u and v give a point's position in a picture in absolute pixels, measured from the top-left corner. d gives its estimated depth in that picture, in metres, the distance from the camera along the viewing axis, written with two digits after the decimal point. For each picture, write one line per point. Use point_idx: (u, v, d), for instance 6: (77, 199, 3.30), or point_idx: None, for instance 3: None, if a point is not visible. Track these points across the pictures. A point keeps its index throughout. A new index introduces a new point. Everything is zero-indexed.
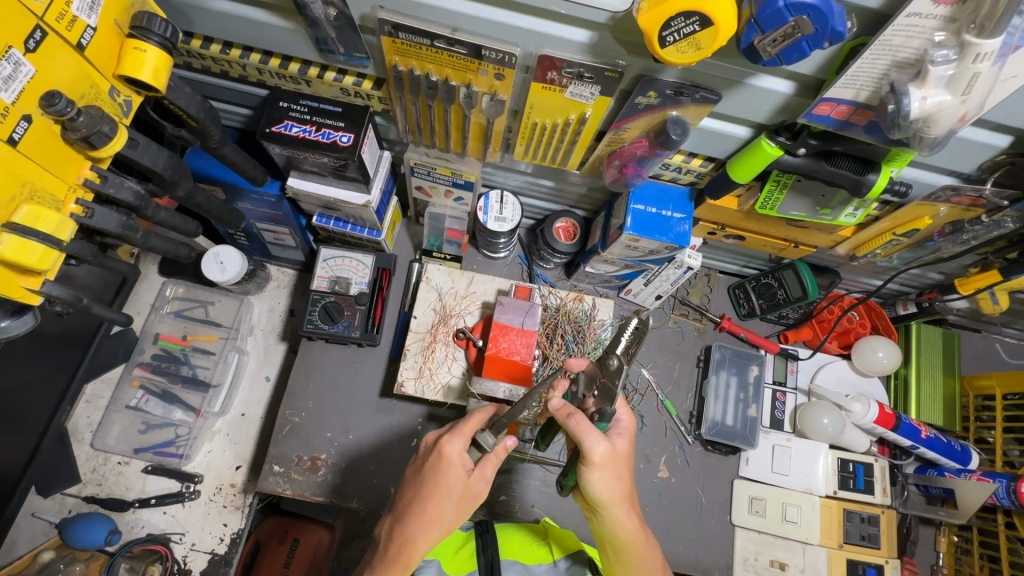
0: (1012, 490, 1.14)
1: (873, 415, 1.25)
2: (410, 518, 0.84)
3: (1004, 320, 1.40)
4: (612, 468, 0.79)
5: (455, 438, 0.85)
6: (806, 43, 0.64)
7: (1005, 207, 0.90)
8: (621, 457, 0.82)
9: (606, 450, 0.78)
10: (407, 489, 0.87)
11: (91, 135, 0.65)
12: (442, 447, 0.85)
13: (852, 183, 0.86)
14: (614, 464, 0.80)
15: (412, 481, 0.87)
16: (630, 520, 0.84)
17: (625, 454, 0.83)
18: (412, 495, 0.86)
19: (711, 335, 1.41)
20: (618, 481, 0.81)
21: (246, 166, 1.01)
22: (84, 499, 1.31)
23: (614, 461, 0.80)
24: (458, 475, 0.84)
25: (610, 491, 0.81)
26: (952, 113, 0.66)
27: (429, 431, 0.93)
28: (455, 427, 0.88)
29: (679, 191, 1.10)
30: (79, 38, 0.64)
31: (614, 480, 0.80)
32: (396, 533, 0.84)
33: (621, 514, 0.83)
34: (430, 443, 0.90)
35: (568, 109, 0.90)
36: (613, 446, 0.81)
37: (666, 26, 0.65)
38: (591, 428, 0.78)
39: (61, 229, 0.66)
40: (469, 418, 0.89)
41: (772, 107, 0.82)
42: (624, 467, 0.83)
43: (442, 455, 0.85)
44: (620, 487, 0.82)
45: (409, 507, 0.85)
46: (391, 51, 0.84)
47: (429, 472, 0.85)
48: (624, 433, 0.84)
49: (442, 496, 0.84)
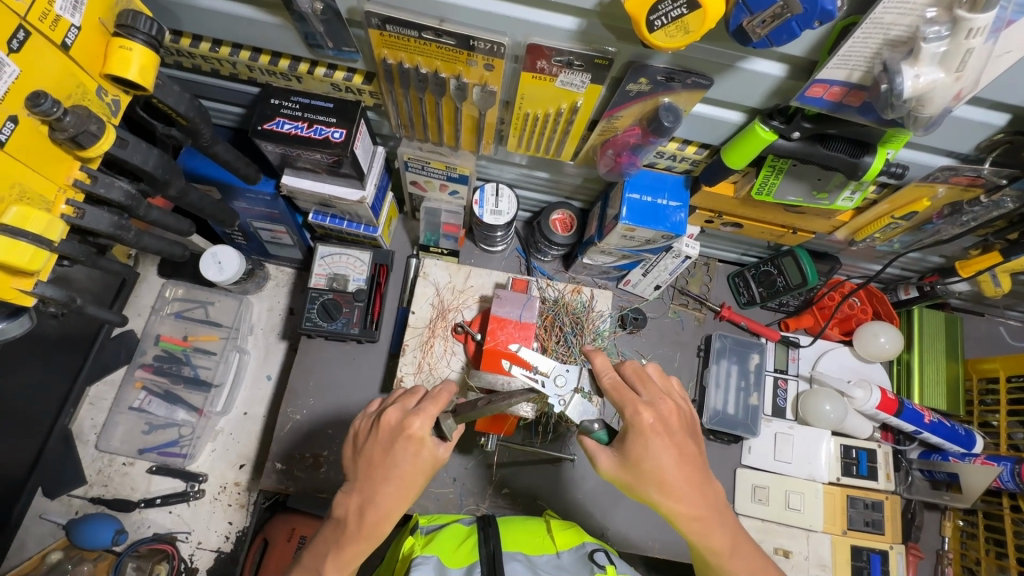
0: (1016, 473, 1.14)
1: (875, 401, 1.24)
2: (382, 497, 0.85)
3: (1008, 303, 1.39)
4: (629, 477, 0.84)
5: (423, 417, 0.86)
6: (795, 23, 0.63)
7: (1003, 186, 0.88)
8: (636, 462, 0.83)
9: (611, 463, 0.85)
10: (374, 470, 0.86)
11: (79, 135, 0.65)
12: (411, 427, 0.85)
13: (848, 166, 0.85)
14: (630, 474, 0.83)
15: (377, 461, 0.86)
16: (678, 510, 0.83)
17: (639, 456, 0.82)
18: (381, 475, 0.85)
19: (710, 324, 1.40)
20: (646, 484, 0.83)
21: (239, 164, 1.01)
22: (91, 500, 1.32)
23: (629, 470, 0.83)
24: (429, 451, 0.85)
25: (644, 493, 0.83)
26: (946, 91, 0.65)
27: (385, 406, 0.90)
28: (420, 406, 0.87)
29: (675, 179, 1.09)
30: (63, 37, 0.64)
31: (640, 488, 0.83)
32: (367, 513, 0.84)
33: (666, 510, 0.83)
34: (392, 422, 0.88)
35: (559, 98, 0.89)
36: (620, 454, 0.84)
37: (654, 10, 0.64)
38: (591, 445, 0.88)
39: (50, 229, 0.66)
40: (433, 396, 0.89)
41: (764, 90, 0.81)
42: (646, 466, 0.82)
43: (410, 435, 0.85)
44: (650, 487, 0.83)
45: (378, 486, 0.85)
46: (380, 44, 0.84)
47: (398, 452, 0.85)
48: (634, 432, 0.83)
49: (413, 473, 0.85)
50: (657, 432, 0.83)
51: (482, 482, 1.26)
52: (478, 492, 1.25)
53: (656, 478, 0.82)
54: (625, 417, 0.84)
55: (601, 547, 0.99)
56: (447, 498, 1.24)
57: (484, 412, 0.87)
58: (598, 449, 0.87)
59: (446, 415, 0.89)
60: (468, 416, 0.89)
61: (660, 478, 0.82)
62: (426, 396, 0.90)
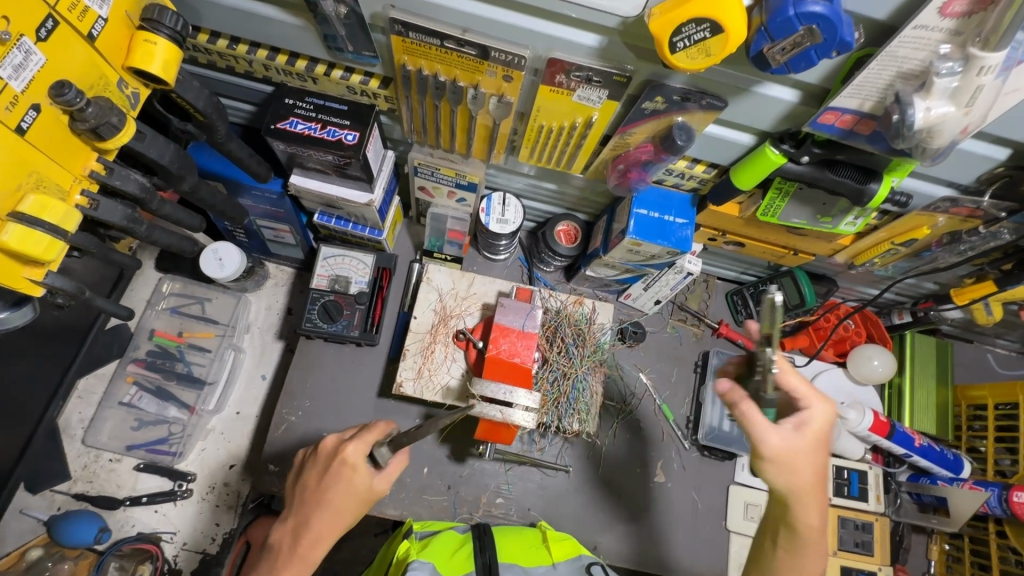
0: (1004, 499, 1.16)
1: (868, 422, 1.26)
2: (314, 519, 0.84)
3: (997, 331, 1.42)
4: (791, 460, 0.77)
5: (357, 444, 0.86)
6: (814, 52, 0.65)
7: (1002, 218, 0.91)
8: (798, 454, 0.78)
9: (780, 442, 0.77)
10: (306, 495, 0.86)
11: (99, 126, 0.65)
12: (345, 452, 0.85)
13: (854, 192, 0.87)
14: (794, 458, 0.78)
15: (311, 485, 0.86)
16: (805, 517, 0.79)
17: (809, 450, 0.78)
18: (312, 500, 0.85)
19: (708, 341, 1.42)
20: (804, 473, 0.78)
21: (250, 162, 1.01)
22: (74, 496, 1.29)
23: (793, 452, 0.78)
24: (361, 479, 0.85)
25: (789, 481, 0.78)
26: (955, 124, 0.67)
27: (326, 434, 0.91)
28: (356, 434, 0.88)
29: (681, 197, 1.10)
30: (90, 28, 0.64)
31: (799, 473, 0.77)
32: (301, 538, 0.84)
33: (797, 506, 0.79)
34: (328, 448, 0.89)
35: (574, 112, 0.90)
36: (791, 438, 0.78)
37: (677, 32, 0.65)
38: (762, 421, 0.77)
39: (67, 220, 0.66)
40: (371, 426, 0.89)
41: (777, 114, 0.82)
42: (805, 465, 0.78)
43: (343, 460, 0.85)
44: (803, 479, 0.78)
45: (311, 512, 0.85)
46: (400, 50, 0.84)
47: (329, 477, 0.85)
48: (810, 426, 0.79)
49: (345, 501, 0.84)
50: (824, 436, 0.80)
51: (476, 491, 1.25)
52: (472, 500, 1.24)
53: (808, 477, 0.78)
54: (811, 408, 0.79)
55: (598, 560, 0.99)
56: (440, 506, 1.23)
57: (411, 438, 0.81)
58: (770, 427, 0.77)
59: (382, 445, 0.86)
60: (399, 440, 0.84)
61: (812, 473, 0.78)
62: (363, 426, 0.90)
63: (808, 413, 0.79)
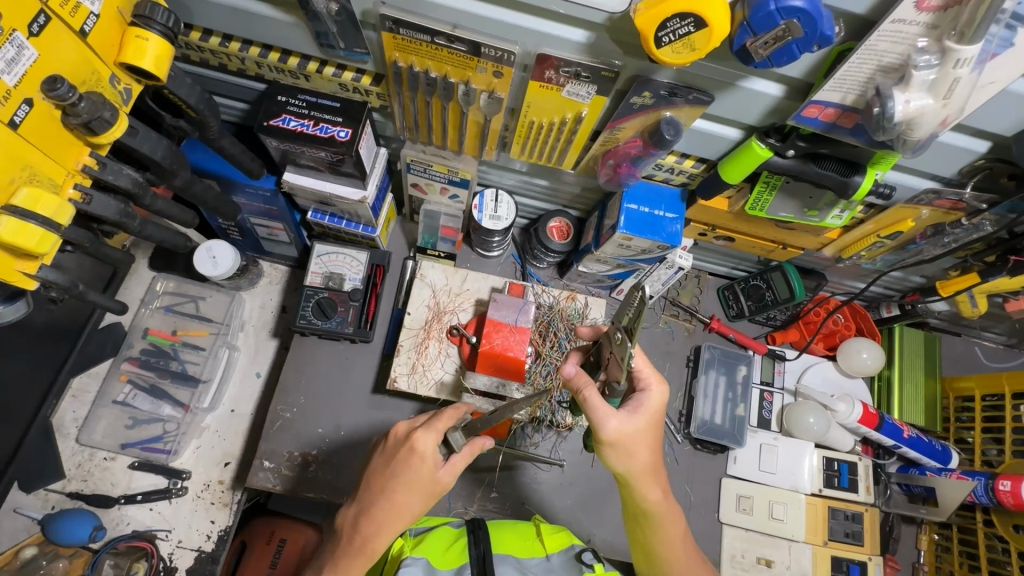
0: (990, 488, 1.18)
1: (857, 415, 1.28)
2: (377, 512, 0.85)
3: (983, 323, 1.44)
4: (626, 441, 0.80)
5: (429, 433, 0.86)
6: (796, 46, 0.66)
7: (983, 210, 0.93)
8: (637, 434, 0.80)
9: (620, 425, 0.79)
10: (374, 482, 0.88)
11: (92, 121, 0.66)
12: (416, 441, 0.85)
13: (839, 185, 0.89)
14: (630, 440, 0.80)
15: (377, 471, 0.88)
16: (650, 490, 0.85)
17: (642, 433, 0.81)
18: (378, 487, 0.86)
19: (700, 336, 1.43)
20: (632, 453, 0.81)
21: (243, 159, 1.01)
22: (68, 495, 1.29)
23: (631, 436, 0.80)
24: (428, 470, 0.85)
25: (626, 462, 0.82)
26: (934, 116, 0.69)
27: (399, 421, 0.92)
28: (428, 422, 0.88)
29: (671, 192, 1.12)
30: (82, 24, 0.64)
31: (629, 452, 0.81)
32: (362, 523, 0.86)
33: (642, 483, 0.84)
34: (401, 434, 0.90)
35: (564, 108, 0.92)
36: (627, 422, 0.79)
37: (662, 27, 0.67)
38: (603, 406, 0.78)
39: (60, 213, 0.66)
40: (441, 415, 0.89)
41: (762, 109, 0.84)
42: (641, 443, 0.81)
43: (414, 449, 0.85)
44: (637, 461, 0.82)
45: (375, 498, 0.86)
46: (391, 47, 0.86)
47: (398, 464, 0.86)
48: (644, 408, 0.81)
49: (410, 491, 0.85)
50: (656, 418, 0.83)
51: (471, 486, 1.26)
52: (467, 495, 1.25)
53: (642, 454, 0.82)
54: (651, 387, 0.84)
55: (589, 547, 1.00)
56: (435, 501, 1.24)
57: (490, 422, 0.84)
58: (610, 411, 0.78)
59: (455, 428, 0.87)
60: (475, 427, 0.86)
61: (647, 455, 0.82)
62: (436, 414, 0.91)
63: (645, 395, 0.82)
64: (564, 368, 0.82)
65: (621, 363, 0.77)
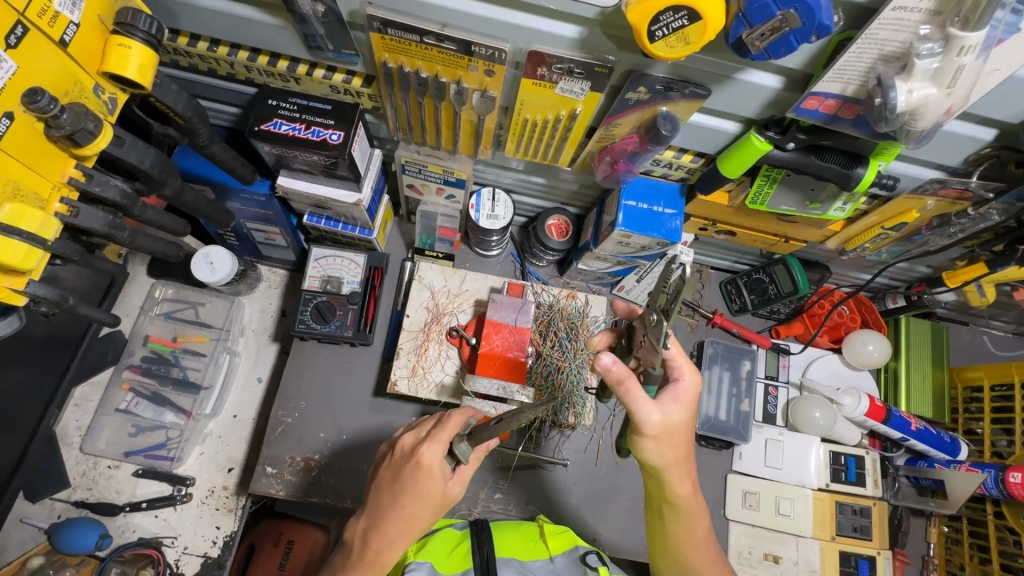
0: (999, 480, 1.16)
1: (864, 408, 1.26)
2: (386, 526, 0.84)
3: (991, 313, 1.42)
4: (664, 436, 0.79)
5: (435, 446, 0.83)
6: (793, 37, 0.64)
7: (991, 199, 0.91)
8: (676, 425, 0.80)
9: (662, 416, 0.78)
10: (382, 495, 0.86)
11: (76, 133, 0.65)
12: (421, 455, 0.82)
13: (841, 177, 0.87)
14: (669, 432, 0.79)
15: (385, 486, 0.86)
16: (682, 483, 0.84)
17: (680, 422, 0.80)
18: (388, 502, 0.85)
19: (703, 331, 1.42)
20: (670, 447, 0.81)
21: (235, 165, 1.00)
22: (74, 504, 1.28)
23: (670, 428, 0.79)
24: (436, 483, 0.83)
25: (663, 455, 0.81)
26: (938, 105, 0.67)
27: (402, 432, 0.89)
28: (432, 433, 0.85)
29: (670, 187, 1.10)
30: (61, 34, 0.63)
31: (667, 447, 0.80)
32: (372, 540, 0.85)
33: (675, 478, 0.83)
34: (407, 447, 0.87)
35: (558, 105, 0.90)
36: (667, 412, 0.79)
37: (656, 21, 0.65)
38: (644, 396, 0.77)
39: (45, 228, 0.66)
40: (445, 422, 0.86)
41: (761, 102, 0.82)
42: (678, 432, 0.81)
43: (420, 463, 0.83)
44: (672, 452, 0.81)
45: (385, 513, 0.85)
46: (381, 47, 0.84)
47: (406, 479, 0.83)
48: (681, 399, 0.81)
49: (421, 506, 0.84)
50: (691, 410, 0.82)
51: (475, 487, 1.25)
52: (470, 497, 1.24)
53: (678, 446, 0.81)
54: (685, 374, 0.82)
55: (594, 549, 0.99)
56: None
57: (492, 433, 0.79)
58: (652, 403, 0.77)
59: (461, 439, 0.84)
60: (481, 439, 0.82)
61: (681, 448, 0.82)
62: (440, 422, 0.88)
63: (680, 384, 0.81)
64: (601, 359, 0.77)
65: (656, 349, 0.75)
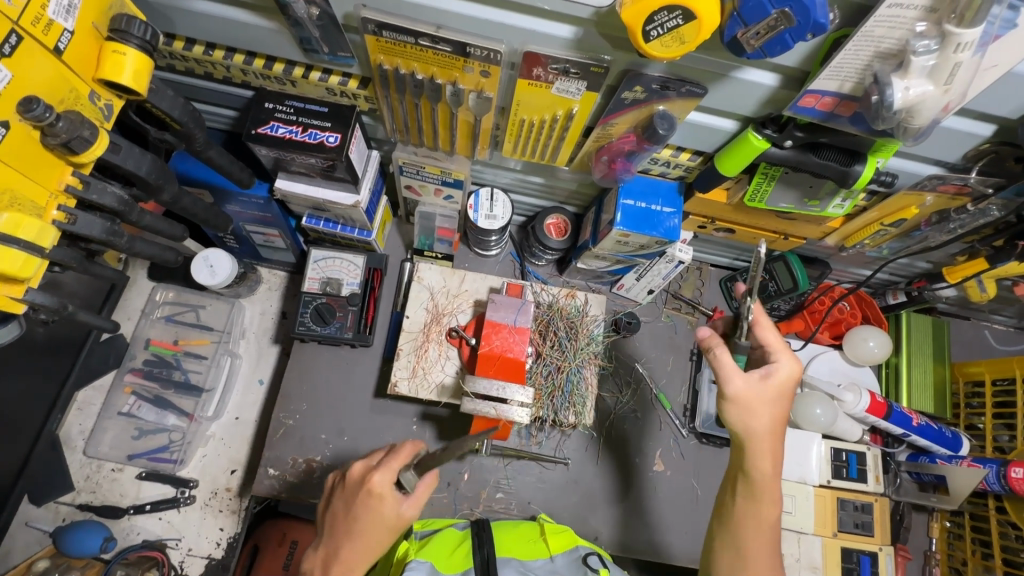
0: (1002, 475, 1.16)
1: (865, 404, 1.28)
2: (345, 552, 0.84)
3: (993, 307, 1.41)
4: (749, 407, 0.85)
5: (384, 472, 0.85)
6: (789, 35, 0.64)
7: (989, 194, 0.90)
8: (758, 399, 0.86)
9: (742, 385, 0.85)
10: (337, 524, 0.86)
11: (71, 140, 0.65)
12: (372, 482, 0.84)
13: (839, 175, 0.86)
14: (753, 401, 0.86)
15: (339, 515, 0.86)
16: (758, 460, 0.86)
17: (772, 393, 0.86)
18: (342, 530, 0.85)
19: (703, 328, 1.42)
20: (757, 416, 0.86)
21: (232, 168, 1.00)
22: (78, 507, 1.29)
23: (753, 398, 0.86)
24: (390, 506, 0.84)
25: (745, 423, 0.86)
26: (936, 102, 0.66)
27: (351, 463, 0.91)
28: (382, 461, 0.86)
29: (668, 185, 1.10)
30: (56, 41, 0.63)
31: (750, 418, 0.85)
32: (331, 567, 0.84)
33: (753, 455, 0.86)
34: (356, 476, 0.88)
35: (555, 105, 0.90)
36: (749, 386, 0.85)
37: (650, 21, 0.64)
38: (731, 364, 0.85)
39: (43, 236, 0.67)
40: (396, 451, 0.88)
41: (758, 99, 0.82)
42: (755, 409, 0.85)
43: (371, 490, 0.83)
44: (759, 422, 0.86)
45: (342, 540, 0.85)
46: (376, 50, 0.84)
47: (358, 508, 0.84)
48: (775, 376, 0.87)
49: (376, 530, 0.84)
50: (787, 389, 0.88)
51: (476, 487, 1.25)
52: (471, 498, 1.25)
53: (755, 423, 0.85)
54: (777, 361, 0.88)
55: (595, 549, 1.00)
56: (441, 503, 1.24)
57: (444, 459, 0.85)
58: (736, 371, 0.85)
59: (405, 469, 0.87)
60: (430, 465, 0.88)
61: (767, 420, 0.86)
62: (390, 451, 0.90)
63: (776, 365, 0.87)
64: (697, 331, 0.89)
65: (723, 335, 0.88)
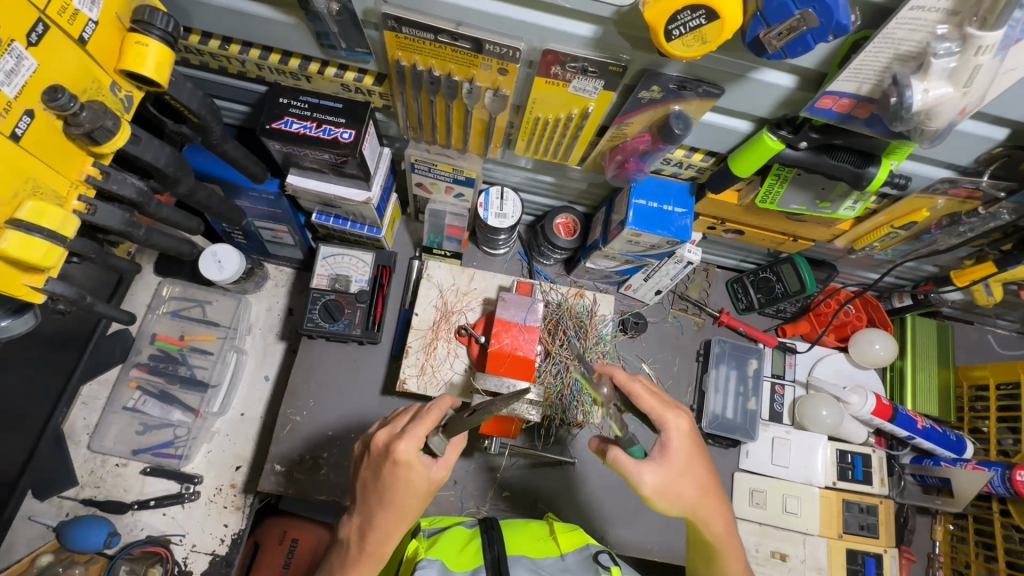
0: (1007, 478, 1.17)
1: (871, 406, 1.27)
2: (380, 520, 0.86)
3: (997, 311, 1.42)
4: (669, 487, 0.80)
5: (408, 440, 0.83)
6: (811, 36, 0.64)
7: (1000, 199, 0.91)
8: (679, 471, 0.80)
9: (655, 474, 0.79)
10: (368, 493, 0.87)
11: (94, 130, 0.65)
12: (397, 451, 0.83)
13: (852, 176, 0.87)
14: (674, 482, 0.80)
15: (370, 484, 0.87)
16: (709, 514, 0.83)
17: (683, 466, 0.80)
18: (374, 499, 0.86)
19: (709, 329, 1.42)
20: (682, 487, 0.81)
21: (247, 163, 1.00)
22: (82, 502, 1.28)
23: (672, 476, 0.80)
24: (417, 474, 0.84)
25: (679, 498, 0.81)
26: (954, 105, 0.67)
27: (376, 430, 0.90)
28: (405, 429, 0.84)
29: (680, 186, 1.11)
30: (80, 31, 0.63)
31: (671, 494, 0.81)
32: (368, 536, 0.86)
33: (704, 517, 0.83)
34: (380, 445, 0.87)
35: (571, 103, 0.90)
36: (665, 463, 0.80)
37: (673, 20, 0.65)
38: (632, 463, 0.79)
39: (66, 226, 0.66)
40: (420, 417, 0.86)
41: (774, 100, 0.82)
42: (685, 478, 0.80)
43: (398, 461, 0.83)
44: (682, 498, 0.81)
45: (375, 509, 0.86)
46: (394, 46, 0.84)
47: (387, 476, 0.84)
48: (674, 443, 0.81)
49: (408, 497, 0.85)
50: (695, 441, 0.82)
51: (482, 485, 1.26)
52: (477, 496, 1.25)
53: (691, 489, 0.81)
54: (667, 425, 0.81)
55: (604, 548, 1.00)
56: (447, 500, 1.24)
57: (468, 424, 0.80)
58: (642, 466, 0.79)
59: (434, 432, 0.84)
60: (457, 429, 0.83)
61: (695, 486, 0.81)
62: (415, 416, 0.87)
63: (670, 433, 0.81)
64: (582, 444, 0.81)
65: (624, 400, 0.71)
